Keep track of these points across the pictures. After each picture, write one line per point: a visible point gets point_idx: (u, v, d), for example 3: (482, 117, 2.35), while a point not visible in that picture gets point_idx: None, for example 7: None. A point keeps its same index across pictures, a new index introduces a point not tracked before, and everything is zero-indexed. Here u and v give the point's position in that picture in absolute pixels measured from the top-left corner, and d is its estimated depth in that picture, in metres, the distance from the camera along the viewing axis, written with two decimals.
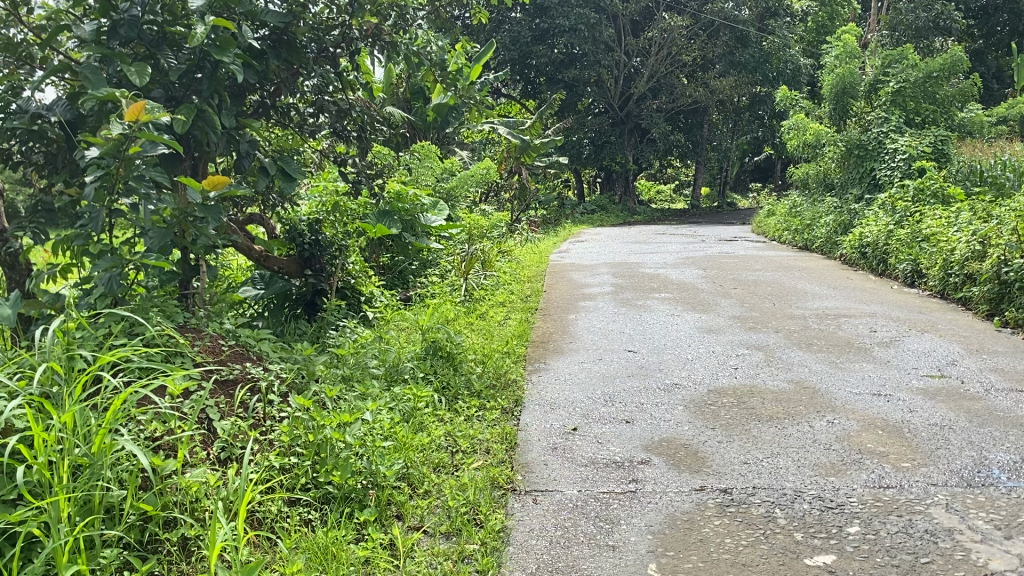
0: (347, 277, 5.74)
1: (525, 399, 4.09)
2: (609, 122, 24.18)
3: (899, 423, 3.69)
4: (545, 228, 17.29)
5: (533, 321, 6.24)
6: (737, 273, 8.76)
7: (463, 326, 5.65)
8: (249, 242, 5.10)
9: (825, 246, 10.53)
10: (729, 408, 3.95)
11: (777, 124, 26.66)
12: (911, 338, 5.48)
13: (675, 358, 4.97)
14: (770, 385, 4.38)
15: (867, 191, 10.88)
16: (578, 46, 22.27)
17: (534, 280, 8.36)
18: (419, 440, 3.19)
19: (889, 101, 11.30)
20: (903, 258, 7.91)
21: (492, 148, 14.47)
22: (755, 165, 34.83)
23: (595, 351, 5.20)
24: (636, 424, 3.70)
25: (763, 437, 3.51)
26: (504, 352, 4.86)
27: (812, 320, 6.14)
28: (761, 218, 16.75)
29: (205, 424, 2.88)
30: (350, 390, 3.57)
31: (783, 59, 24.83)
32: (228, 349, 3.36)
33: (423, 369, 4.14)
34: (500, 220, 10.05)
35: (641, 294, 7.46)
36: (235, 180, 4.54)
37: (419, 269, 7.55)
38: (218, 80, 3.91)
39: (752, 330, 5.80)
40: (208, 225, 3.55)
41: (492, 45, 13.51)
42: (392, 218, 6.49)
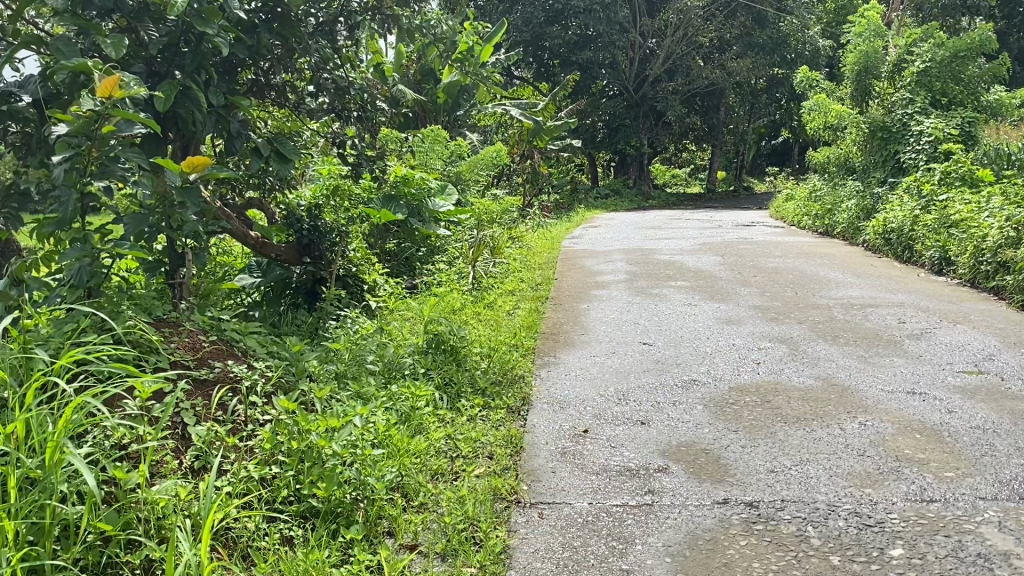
0: (349, 265, 5.49)
1: (533, 398, 3.82)
2: (623, 105, 23.81)
3: (938, 425, 3.40)
4: (557, 214, 16.99)
5: (543, 311, 5.96)
6: (757, 260, 8.45)
7: (469, 317, 5.39)
8: (245, 229, 4.88)
9: (847, 232, 10.21)
10: (752, 408, 3.68)
11: (795, 106, 26.17)
12: (943, 331, 5.17)
13: (692, 351, 4.69)
14: (796, 382, 4.09)
15: (890, 175, 10.56)
16: (593, 28, 21.91)
17: (545, 267, 8.09)
18: (415, 445, 2.93)
19: (915, 81, 10.99)
20: (931, 245, 7.59)
21: (505, 131, 14.18)
22: (772, 148, 34.31)
23: (608, 344, 4.92)
24: (653, 425, 3.43)
25: (791, 442, 3.23)
26: (511, 345, 4.59)
27: (837, 310, 5.83)
28: (779, 203, 16.41)
29: (179, 429, 2.64)
30: (343, 390, 3.32)
31: (802, 40, 24.34)
32: (211, 345, 3.11)
33: (423, 365, 3.87)
34: (511, 205, 9.79)
35: (655, 282, 7.17)
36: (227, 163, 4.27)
37: (425, 257, 7.29)
38: (203, 54, 3.64)
39: (775, 321, 5.51)
40: (190, 210, 3.29)
41: (503, 25, 13.17)
42: (398, 202, 6.44)
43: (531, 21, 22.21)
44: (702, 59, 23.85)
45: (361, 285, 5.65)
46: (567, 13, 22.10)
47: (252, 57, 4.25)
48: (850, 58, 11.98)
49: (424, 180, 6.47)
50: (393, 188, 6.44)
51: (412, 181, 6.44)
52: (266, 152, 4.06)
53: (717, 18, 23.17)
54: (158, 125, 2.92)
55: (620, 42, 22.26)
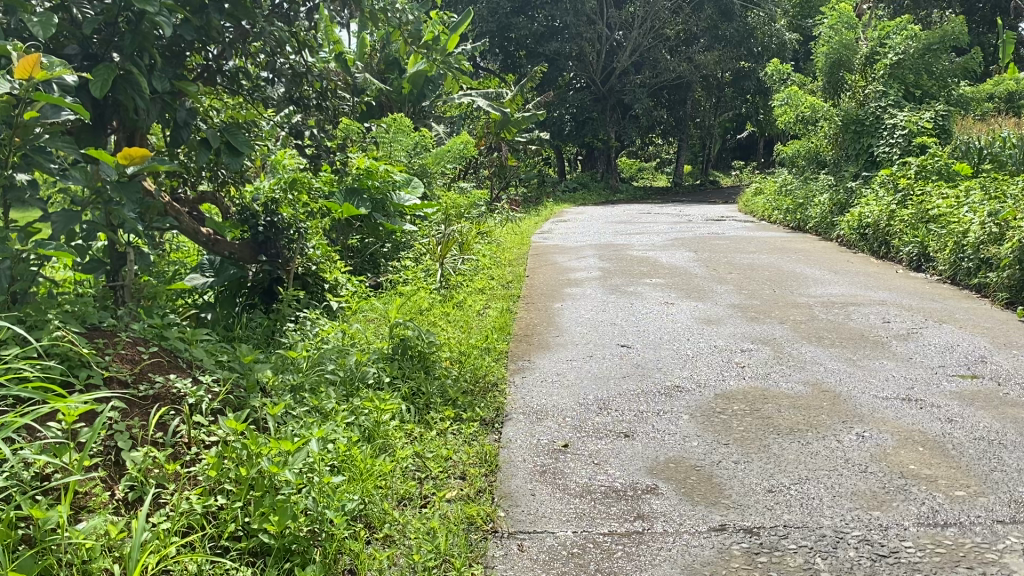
0: (308, 263, 5.20)
1: (508, 408, 3.56)
2: (590, 97, 23.61)
3: (940, 437, 3.20)
4: (526, 208, 16.75)
5: (515, 311, 5.69)
6: (731, 256, 8.26)
7: (437, 318, 5.12)
8: (196, 225, 4.64)
9: (820, 227, 10.06)
10: (742, 418, 3.44)
11: (761, 100, 26.14)
12: (930, 331, 4.99)
13: (672, 354, 4.45)
14: (784, 388, 3.87)
15: (865, 169, 10.44)
16: (559, 19, 21.70)
17: (515, 264, 7.81)
18: (380, 466, 2.66)
19: (888, 74, 10.87)
20: (908, 241, 7.44)
21: (472, 123, 13.90)
22: (738, 141, 34.35)
23: (584, 347, 4.67)
24: (638, 438, 3.19)
25: (787, 457, 3.00)
26: (482, 349, 4.33)
27: (818, 309, 5.64)
28: (748, 197, 16.28)
29: (112, 454, 2.33)
30: (301, 405, 3.03)
31: (769, 33, 24.29)
32: (151, 357, 2.79)
33: (389, 373, 3.59)
34: (478, 199, 9.52)
35: (630, 280, 6.94)
36: (173, 155, 3.96)
37: (391, 253, 6.99)
38: (144, 35, 3.32)
39: (755, 320, 5.31)
40: (126, 206, 2.98)
41: (470, 14, 12.89)
42: (360, 196, 6.19)
43: (497, 11, 21.93)
44: (669, 52, 23.69)
45: (322, 284, 5.36)
46: None
47: (201, 39, 3.92)
48: (822, 49, 11.89)
49: (387, 172, 6.22)
50: (354, 181, 6.18)
51: (376, 174, 6.18)
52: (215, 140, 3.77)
53: (684, 10, 23.03)
54: (86, 112, 2.56)
55: (587, 33, 22.02)
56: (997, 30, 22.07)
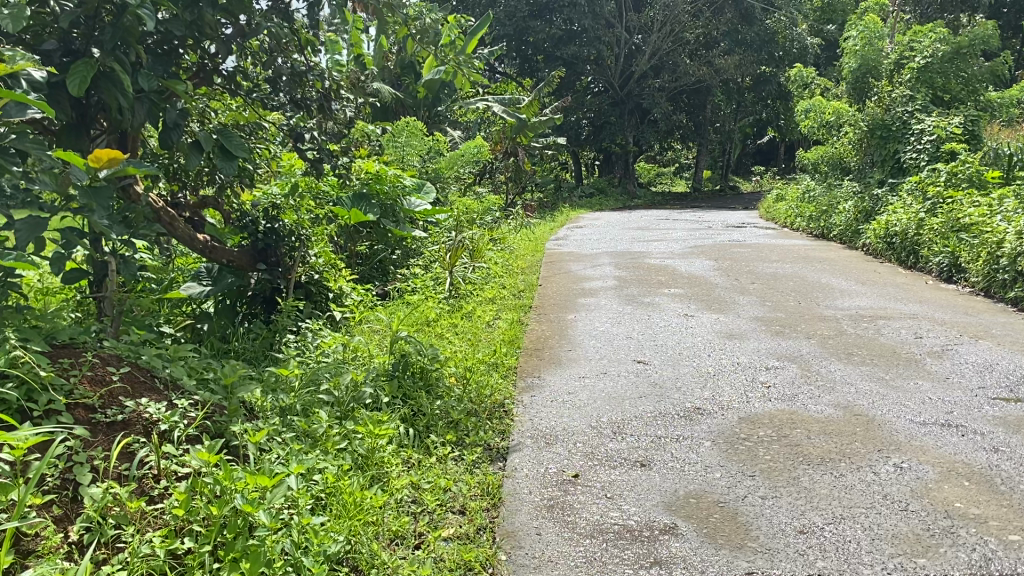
0: (311, 271, 5.03)
1: (515, 431, 3.31)
2: (609, 102, 23.36)
3: (986, 470, 2.92)
4: (542, 213, 16.51)
5: (527, 323, 5.44)
6: (753, 265, 7.97)
7: (444, 330, 4.88)
8: (192, 232, 4.42)
9: (845, 235, 9.76)
10: (769, 446, 3.18)
11: (782, 105, 25.79)
12: (966, 348, 4.70)
13: (692, 372, 4.19)
14: (813, 411, 3.60)
15: (890, 175, 10.13)
16: (578, 22, 21.44)
17: (529, 272, 7.55)
18: (371, 499, 2.41)
19: (914, 78, 10.50)
20: (938, 251, 7.14)
21: (488, 129, 13.70)
22: (758, 147, 33.95)
23: (597, 362, 4.42)
24: (656, 469, 2.93)
25: (820, 492, 2.74)
26: (489, 365, 4.09)
27: (845, 323, 5.36)
28: (769, 204, 15.96)
29: (70, 489, 2.10)
30: (289, 430, 2.79)
31: (790, 38, 24.04)
32: (124, 378, 2.57)
33: (388, 393, 3.35)
34: (492, 204, 9.29)
35: (647, 290, 6.67)
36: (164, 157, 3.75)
37: (400, 261, 6.78)
38: (127, 29, 3.10)
39: (779, 335, 5.04)
40: (95, 215, 2.75)
41: (487, 18, 12.69)
42: (369, 202, 6.05)
43: (514, 15, 21.67)
44: (689, 56, 23.38)
45: (326, 293, 5.15)
46: (552, 8, 21.59)
47: (194, 35, 3.70)
48: (847, 57, 11.61)
49: (396, 178, 6.10)
50: (363, 185, 6.00)
51: (385, 179, 6.04)
52: (210, 142, 3.63)
53: (704, 15, 22.76)
54: (51, 111, 2.33)
55: (606, 37, 21.77)
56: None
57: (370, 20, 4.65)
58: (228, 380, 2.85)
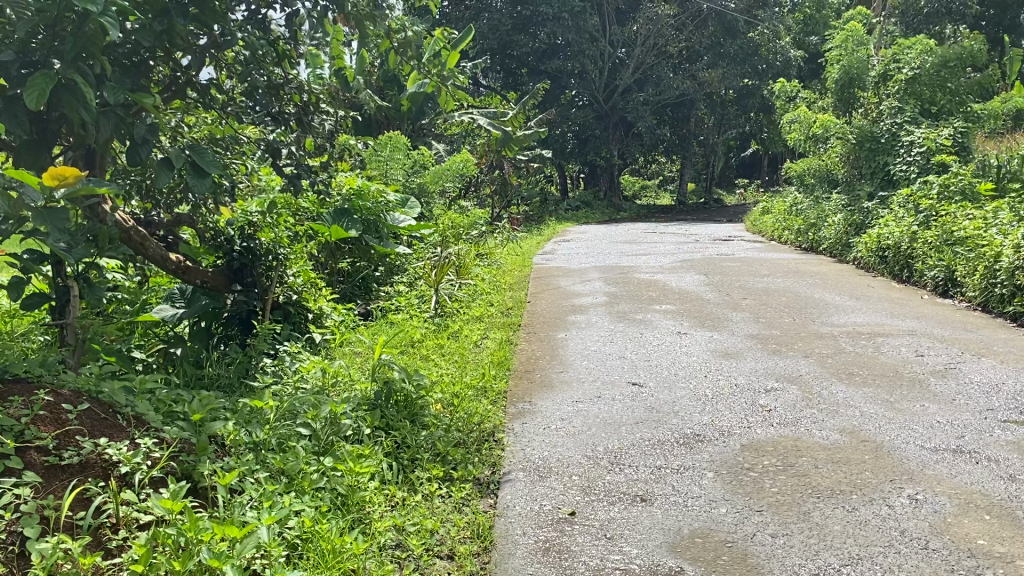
0: (288, 291, 4.91)
1: (505, 463, 3.13)
2: (593, 115, 23.26)
3: (1007, 502, 2.75)
4: (528, 227, 16.34)
5: (516, 343, 5.25)
6: (745, 279, 7.83)
7: (430, 352, 4.69)
8: (164, 251, 4.23)
9: (835, 248, 9.65)
10: (775, 477, 3.00)
11: (765, 117, 25.80)
12: (970, 366, 4.55)
13: (688, 395, 4.01)
14: (818, 437, 3.43)
15: (880, 188, 10.04)
16: (562, 36, 21.31)
17: (516, 288, 7.36)
18: (352, 546, 2.22)
19: (902, 90, 10.42)
20: (933, 264, 7.01)
21: (472, 142, 13.52)
22: (741, 160, 33.97)
23: (590, 385, 4.24)
24: (657, 504, 2.75)
25: (833, 529, 2.56)
26: (477, 390, 3.90)
27: (844, 340, 5.20)
28: (755, 216, 15.87)
29: (15, 545, 1.90)
30: (263, 469, 2.59)
31: (773, 50, 23.68)
32: (81, 415, 2.37)
33: (369, 423, 3.16)
34: (477, 219, 9.12)
35: (638, 306, 6.50)
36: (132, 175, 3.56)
37: (383, 278, 6.61)
38: (90, 39, 2.91)
39: (776, 353, 4.88)
40: (49, 238, 2.56)
41: (470, 31, 12.55)
42: (351, 217, 5.92)
43: (498, 29, 21.39)
44: (673, 69, 23.34)
45: (304, 313, 5.02)
46: (536, 21, 21.49)
47: (165, 46, 3.51)
48: (833, 69, 11.52)
49: (378, 194, 6.05)
50: (345, 202, 5.92)
51: (367, 194, 5.99)
52: (183, 157, 3.46)
53: (688, 27, 22.74)
54: None
55: (590, 51, 21.69)
56: (1005, 46, 21.71)
57: (351, 31, 4.46)
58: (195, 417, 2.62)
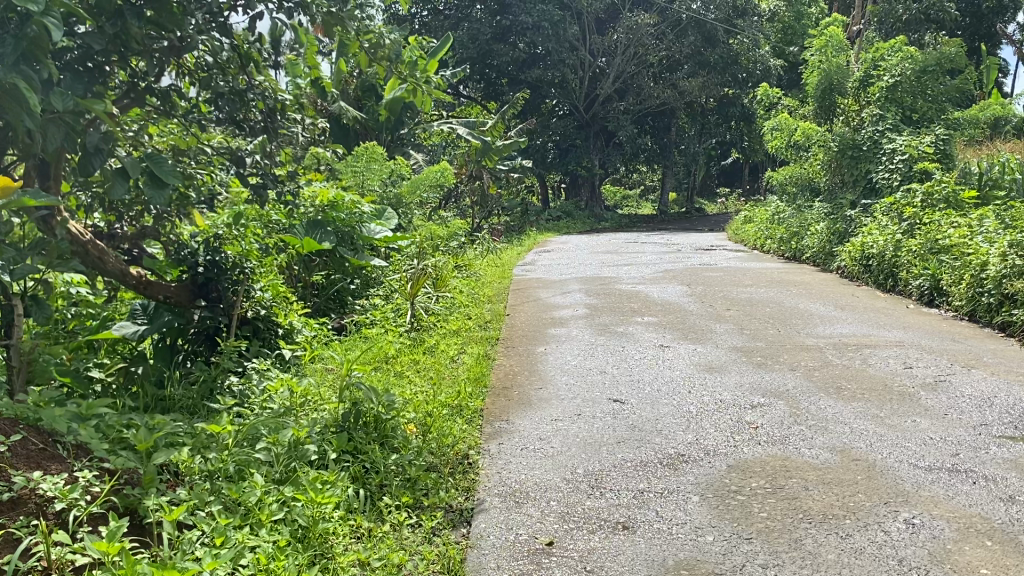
0: (257, 306, 4.75)
1: (480, 489, 2.96)
2: (574, 125, 23.17)
3: (1010, 527, 2.61)
4: (508, 237, 16.20)
5: (494, 357, 5.08)
6: (728, 290, 7.71)
7: (404, 369, 4.52)
8: (124, 265, 4.05)
9: (818, 257, 9.55)
10: (763, 500, 2.85)
11: (745, 126, 25.83)
12: (960, 379, 4.43)
13: (672, 413, 3.85)
14: (808, 456, 3.28)
15: (862, 196, 9.96)
16: (541, 45, 21.22)
17: (495, 300, 7.19)
18: None
19: (883, 97, 10.36)
20: (919, 273, 6.90)
21: (451, 152, 13.39)
22: (722, 169, 34.02)
23: (569, 402, 4.08)
24: (640, 532, 2.59)
25: (827, 558, 2.40)
26: (451, 409, 3.73)
27: (830, 352, 5.07)
28: (737, 225, 15.80)
29: None
30: (216, 501, 2.42)
31: (752, 60, 23.99)
32: (15, 446, 2.18)
33: (336, 447, 2.99)
34: (456, 229, 8.97)
35: (620, 318, 6.35)
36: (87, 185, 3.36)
37: (359, 290, 6.45)
38: (33, 40, 2.72)
39: (762, 366, 4.74)
40: None
41: (448, 40, 12.43)
42: (323, 229, 5.76)
43: (477, 38, 21.32)
44: (653, 78, 23.29)
45: (275, 329, 4.88)
46: (515, 31, 21.39)
47: (120, 50, 3.33)
48: (812, 76, 11.45)
49: (353, 204, 5.91)
50: (318, 213, 5.77)
51: (341, 206, 5.85)
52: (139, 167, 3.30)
53: (667, 37, 22.72)
54: None
55: (570, 60, 21.61)
56: (983, 54, 21.82)
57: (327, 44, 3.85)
58: (142, 446, 2.42)
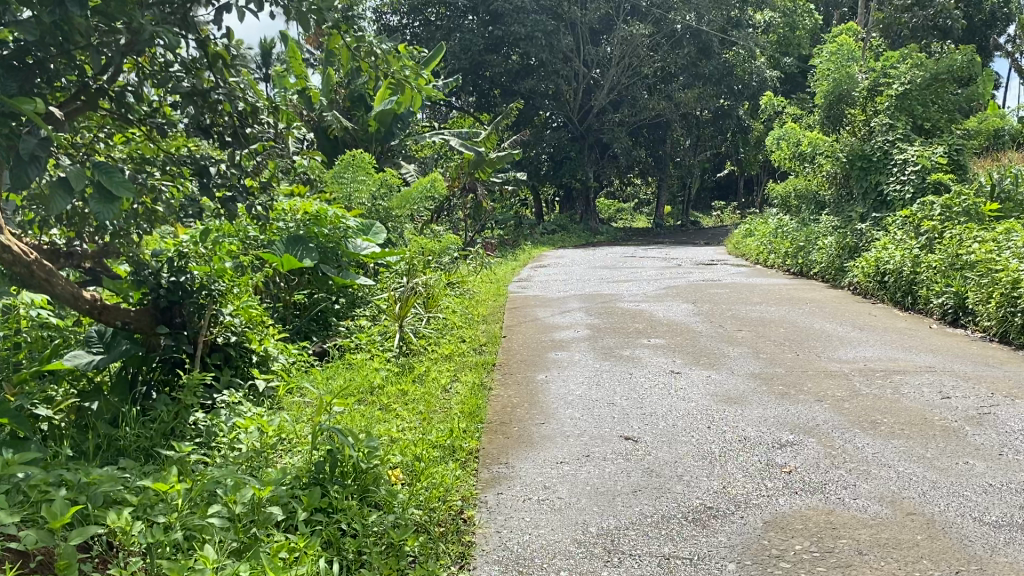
0: (227, 331, 4.31)
1: (475, 561, 2.53)
2: (568, 136, 22.80)
3: None
4: (502, 251, 15.80)
5: (490, 386, 4.64)
6: (737, 308, 7.27)
7: (389, 402, 4.08)
8: (75, 289, 3.61)
9: (828, 273, 9.15)
10: (812, 569, 2.41)
11: (742, 138, 25.49)
12: (1007, 411, 3.99)
13: (693, 454, 3.42)
14: (854, 508, 2.85)
15: (873, 209, 9.55)
16: (535, 56, 20.82)
17: (490, 321, 6.72)
18: None
19: (892, 106, 9.98)
20: (941, 290, 6.48)
21: (443, 163, 12.99)
22: (717, 181, 33.74)
23: (575, 440, 3.64)
24: None
25: None
26: (442, 452, 3.29)
27: (858, 380, 4.63)
28: (738, 238, 15.43)
29: None
30: None
31: (749, 71, 23.64)
32: None
33: (306, 507, 2.55)
34: (450, 244, 8.55)
35: (624, 340, 5.92)
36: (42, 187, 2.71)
37: (343, 310, 6.02)
38: None
39: (786, 396, 4.31)
40: None
41: (439, 50, 12.09)
42: (305, 244, 5.35)
43: (469, 48, 20.94)
44: (648, 90, 22.95)
45: (249, 356, 4.44)
46: (508, 42, 20.96)
47: (60, 44, 2.82)
48: (821, 84, 11.15)
49: (337, 219, 5.54)
50: (300, 228, 5.39)
51: (324, 220, 5.47)
52: (83, 178, 2.73)
53: (663, 48, 22.38)
54: None
55: (564, 71, 21.22)
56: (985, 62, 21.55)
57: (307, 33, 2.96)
58: (54, 525, 1.96)
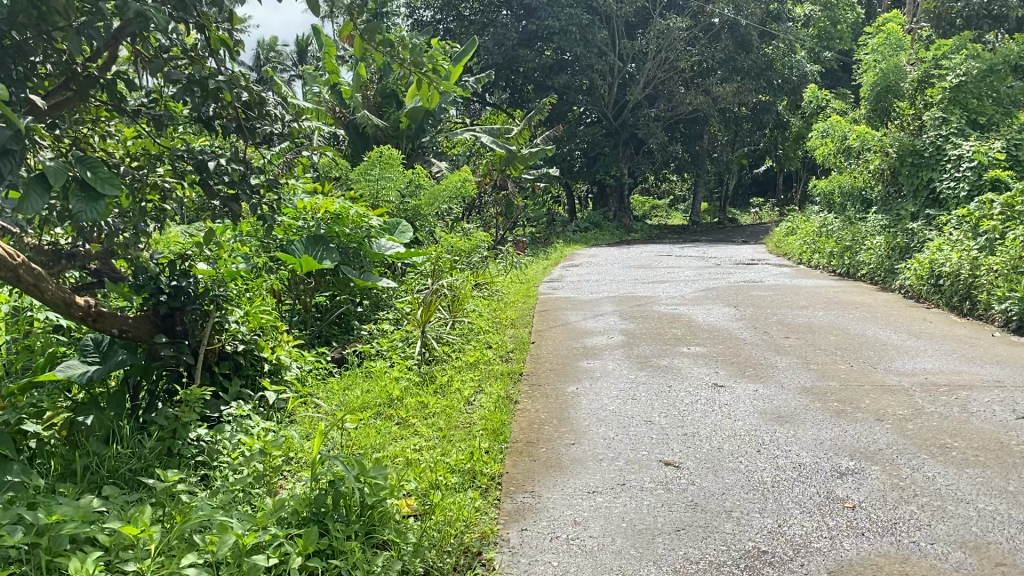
0: (234, 340, 3.99)
1: None
2: (603, 132, 22.37)
3: None
4: (535, 249, 15.49)
5: (516, 399, 4.29)
6: (781, 312, 6.88)
7: (407, 418, 3.75)
8: (68, 295, 3.32)
9: (877, 275, 8.68)
10: None
11: (782, 133, 24.89)
12: None
13: (742, 484, 3.05)
14: (935, 557, 2.46)
15: (925, 207, 9.06)
16: (569, 51, 20.38)
17: (520, 325, 6.38)
18: None
19: (947, 99, 9.48)
20: (1005, 295, 6.02)
21: (474, 159, 12.67)
22: (754, 177, 33.14)
23: (609, 465, 3.28)
24: None
25: None
26: (459, 480, 2.95)
27: (920, 397, 4.21)
28: (779, 237, 14.96)
29: None
30: None
31: (788, 65, 23.05)
32: None
33: (300, 552, 2.22)
34: (480, 241, 8.25)
35: (662, 348, 5.54)
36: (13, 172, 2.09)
37: (367, 313, 5.73)
38: None
39: (843, 416, 3.91)
40: None
41: (470, 44, 11.80)
42: (327, 245, 5.08)
43: (503, 43, 20.56)
44: (685, 84, 22.41)
45: (259, 365, 4.14)
46: (542, 36, 20.55)
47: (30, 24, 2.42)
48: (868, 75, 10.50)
49: (360, 218, 5.22)
50: (320, 227, 5.10)
51: (346, 219, 5.17)
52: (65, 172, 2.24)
53: (701, 41, 21.84)
54: None
55: (598, 65, 20.76)
56: None
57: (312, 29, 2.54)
58: None
